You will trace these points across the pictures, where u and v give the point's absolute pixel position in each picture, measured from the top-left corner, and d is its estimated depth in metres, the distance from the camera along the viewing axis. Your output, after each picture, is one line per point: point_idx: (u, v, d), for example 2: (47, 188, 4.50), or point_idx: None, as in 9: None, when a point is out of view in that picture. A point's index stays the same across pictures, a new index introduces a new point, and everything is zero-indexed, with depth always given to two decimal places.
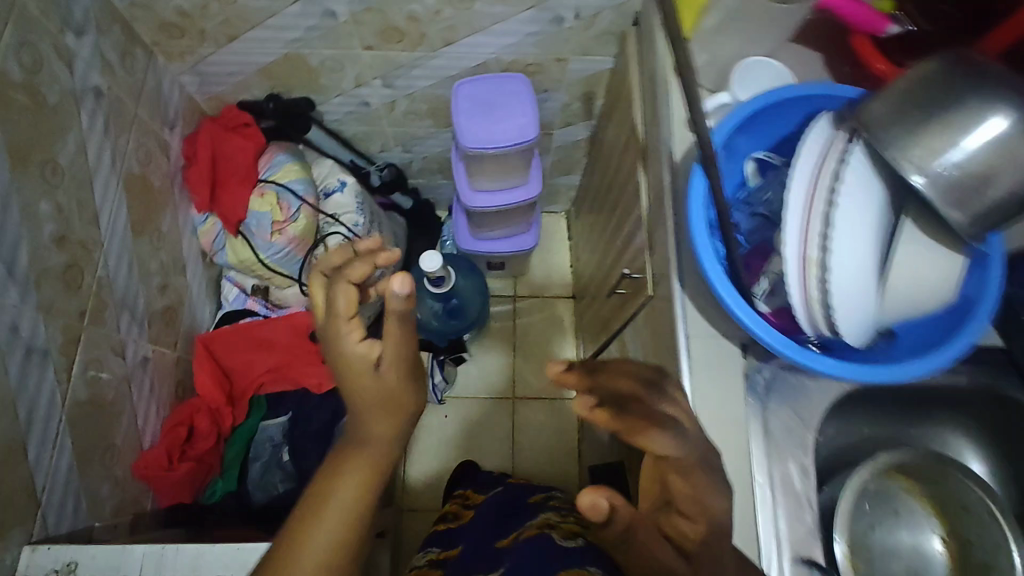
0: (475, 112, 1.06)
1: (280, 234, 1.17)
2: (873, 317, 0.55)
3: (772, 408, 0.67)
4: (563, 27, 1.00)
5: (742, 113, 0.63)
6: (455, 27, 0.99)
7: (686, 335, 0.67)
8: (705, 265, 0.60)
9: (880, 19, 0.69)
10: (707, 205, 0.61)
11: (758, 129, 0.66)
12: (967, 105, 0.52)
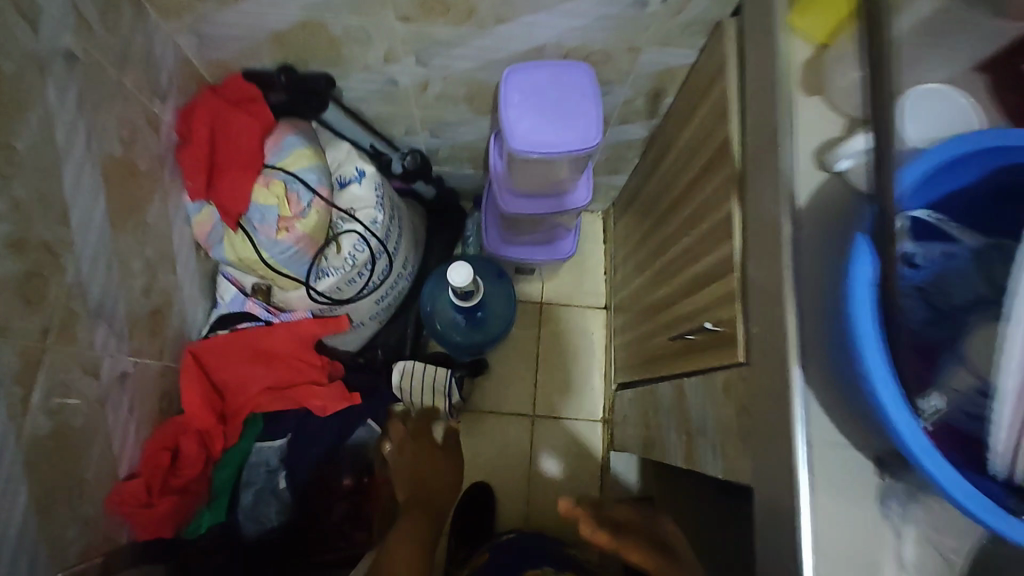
0: (528, 110, 0.89)
1: (287, 231, 1.00)
2: None
3: (907, 539, 0.53)
4: (646, 12, 0.81)
5: (936, 157, 0.49)
6: (514, 2, 0.80)
7: (808, 443, 0.54)
8: (871, 385, 0.45)
9: None
10: (874, 300, 0.46)
11: (928, 188, 0.51)
12: None
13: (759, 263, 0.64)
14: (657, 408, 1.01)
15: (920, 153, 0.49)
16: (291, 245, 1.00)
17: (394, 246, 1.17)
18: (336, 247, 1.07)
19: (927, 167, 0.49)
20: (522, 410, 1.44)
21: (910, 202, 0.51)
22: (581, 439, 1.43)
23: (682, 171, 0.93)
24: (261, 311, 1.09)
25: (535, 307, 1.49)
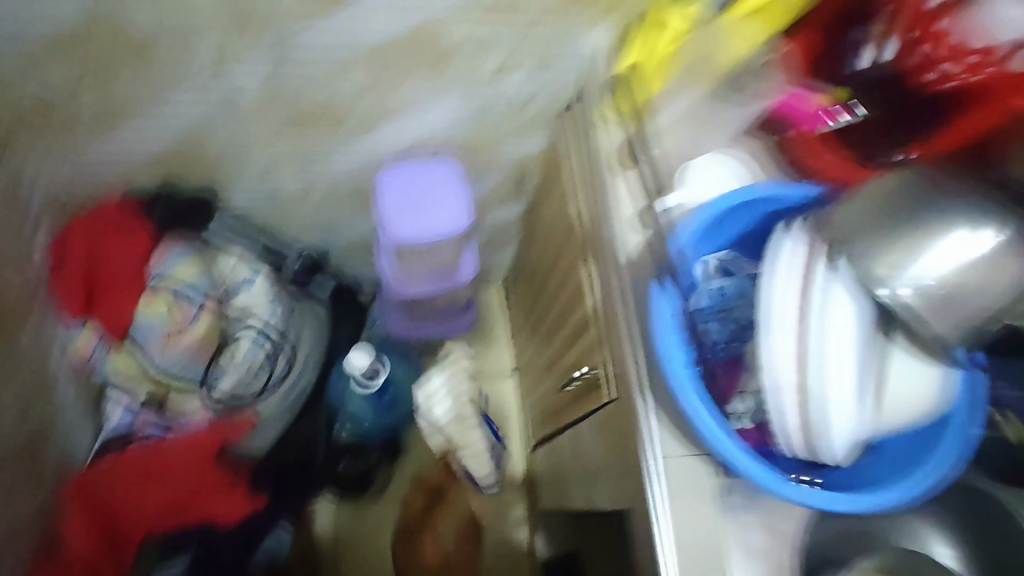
0: (391, 203, 0.95)
1: (175, 344, 1.00)
2: (869, 431, 0.53)
3: (748, 527, 0.64)
4: (492, 113, 0.94)
5: (723, 204, 0.63)
6: (377, 113, 0.91)
7: (662, 456, 0.64)
8: (696, 413, 0.56)
9: (813, 117, 0.68)
10: (681, 319, 0.60)
11: (717, 231, 0.65)
12: (935, 214, 0.49)
13: (608, 315, 0.73)
14: (561, 460, 1.06)
15: (711, 204, 0.63)
16: (180, 357, 1.01)
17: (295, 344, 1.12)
18: (229, 353, 1.03)
19: (689, 240, 0.63)
20: None
21: (705, 244, 0.65)
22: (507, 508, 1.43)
23: (553, 240, 1.04)
24: (154, 428, 1.04)
25: None
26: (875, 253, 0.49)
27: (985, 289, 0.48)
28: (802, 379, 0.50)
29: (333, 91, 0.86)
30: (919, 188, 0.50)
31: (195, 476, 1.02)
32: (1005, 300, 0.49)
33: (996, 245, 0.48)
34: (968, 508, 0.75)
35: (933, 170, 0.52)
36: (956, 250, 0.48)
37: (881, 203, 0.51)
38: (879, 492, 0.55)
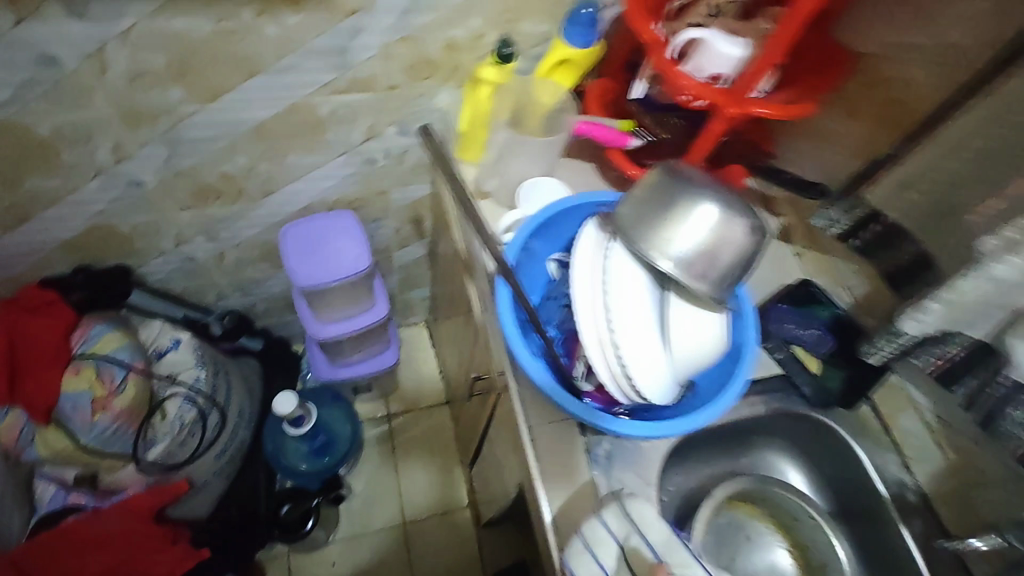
0: (292, 256, 1.08)
1: (104, 411, 1.07)
2: (673, 370, 0.67)
3: (609, 473, 0.76)
4: (377, 166, 1.08)
5: (544, 213, 0.78)
6: (272, 178, 1.03)
7: (529, 425, 0.77)
8: (533, 371, 0.71)
9: (622, 136, 0.84)
10: (517, 307, 0.74)
11: (547, 236, 0.81)
12: (688, 195, 0.64)
13: (485, 320, 0.86)
14: (487, 467, 1.16)
15: (532, 215, 0.78)
16: (110, 423, 1.07)
17: (225, 398, 1.22)
18: (161, 415, 1.13)
19: (523, 236, 0.77)
20: (392, 520, 1.49)
21: (541, 249, 0.81)
22: (456, 531, 1.49)
23: (451, 269, 1.16)
24: (87, 499, 1.09)
25: (384, 421, 1.59)
26: (637, 233, 0.65)
27: (721, 250, 0.63)
28: (601, 335, 0.66)
29: (229, 164, 0.98)
30: (664, 179, 0.65)
31: (132, 536, 1.07)
32: (736, 252, 0.64)
33: (722, 211, 0.63)
34: (808, 440, 0.86)
35: (678, 163, 0.67)
36: (693, 224, 0.63)
37: (638, 195, 0.66)
38: (691, 417, 0.69)
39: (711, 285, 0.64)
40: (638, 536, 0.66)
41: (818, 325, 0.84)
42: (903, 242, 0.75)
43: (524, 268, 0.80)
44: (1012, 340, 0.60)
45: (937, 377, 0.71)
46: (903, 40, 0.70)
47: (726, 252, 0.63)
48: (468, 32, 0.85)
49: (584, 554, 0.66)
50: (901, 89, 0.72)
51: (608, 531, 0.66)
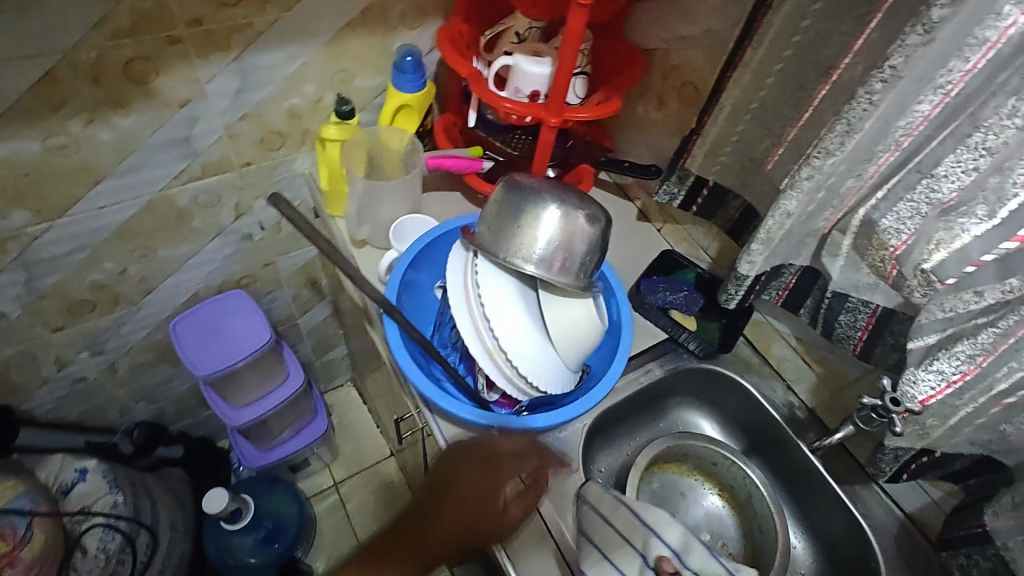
0: (188, 348, 1.07)
1: (12, 566, 0.96)
2: (560, 359, 0.74)
3: None
4: (255, 241, 1.08)
5: (415, 248, 0.83)
6: (148, 277, 1.01)
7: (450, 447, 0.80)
8: (435, 398, 0.74)
9: (474, 160, 0.90)
10: (407, 341, 0.77)
11: (424, 267, 0.86)
12: (533, 200, 0.70)
13: (391, 361, 0.89)
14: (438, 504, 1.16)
15: (404, 252, 0.83)
16: None
17: (151, 517, 1.15)
18: (82, 551, 1.06)
19: (400, 273, 0.81)
20: None
21: (421, 281, 0.86)
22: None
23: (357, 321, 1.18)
24: None
25: (332, 491, 1.55)
26: (497, 244, 0.71)
27: (571, 243, 0.69)
28: (489, 345, 0.72)
29: (97, 274, 0.96)
30: (508, 193, 0.71)
31: None
32: (585, 243, 0.70)
33: (562, 209, 0.70)
34: (707, 384, 0.93)
35: (517, 176, 0.73)
36: (541, 228, 0.69)
37: (490, 213, 0.72)
38: (590, 397, 0.76)
39: (571, 277, 0.70)
40: (651, 535, 0.70)
41: (686, 287, 0.93)
42: (730, 199, 0.86)
43: (409, 301, 0.84)
44: (826, 258, 0.71)
45: (784, 305, 0.82)
46: (680, 33, 0.82)
47: (578, 244, 0.70)
48: (307, 97, 0.90)
49: (594, 527, 0.72)
50: (691, 73, 0.84)
51: (620, 532, 0.70)
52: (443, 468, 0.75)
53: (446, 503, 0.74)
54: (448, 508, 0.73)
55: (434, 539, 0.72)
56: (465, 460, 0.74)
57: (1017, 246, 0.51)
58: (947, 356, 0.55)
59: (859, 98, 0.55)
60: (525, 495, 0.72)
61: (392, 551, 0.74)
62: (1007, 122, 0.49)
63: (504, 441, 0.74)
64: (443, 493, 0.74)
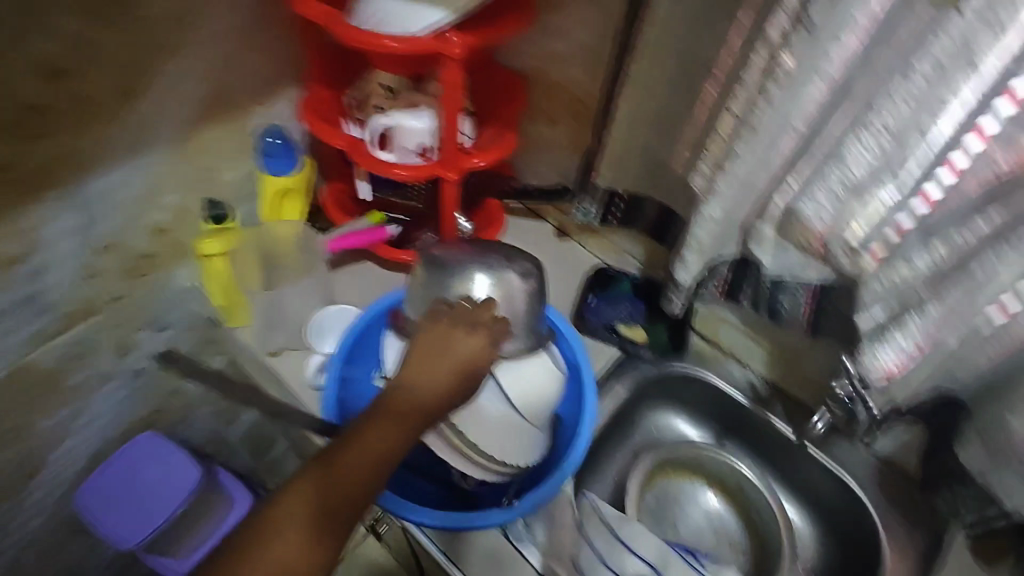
0: (106, 517, 0.91)
1: None
2: (531, 429, 0.70)
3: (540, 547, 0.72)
4: (151, 373, 0.94)
5: (343, 347, 0.76)
6: (30, 454, 0.86)
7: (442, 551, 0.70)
8: (413, 513, 0.66)
9: (376, 231, 0.83)
10: None
11: (359, 364, 0.79)
12: (459, 276, 0.66)
13: None
14: None
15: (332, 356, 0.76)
16: None
17: None
18: None
19: (334, 380, 0.75)
20: None
21: (360, 379, 0.78)
22: None
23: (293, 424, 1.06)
24: None
25: None
26: None
27: (511, 306, 0.66)
28: (454, 441, 0.66)
29: None
30: (428, 271, 0.67)
31: None
32: (524, 303, 0.66)
33: (491, 274, 0.66)
34: (671, 388, 0.93)
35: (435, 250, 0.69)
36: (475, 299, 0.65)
37: (418, 296, 0.68)
38: (573, 457, 0.71)
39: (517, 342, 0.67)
40: (630, 556, 0.71)
41: (626, 299, 0.92)
42: (645, 204, 0.85)
43: (353, 407, 0.77)
44: (753, 248, 0.70)
45: (725, 297, 0.84)
46: (553, 51, 0.79)
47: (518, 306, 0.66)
48: (168, 208, 0.79)
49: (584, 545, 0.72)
50: (575, 88, 0.81)
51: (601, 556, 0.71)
52: (417, 342, 0.59)
53: (423, 372, 0.56)
54: (431, 375, 0.56)
55: (415, 402, 0.55)
56: (447, 328, 0.59)
57: (930, 207, 0.53)
58: (902, 333, 0.59)
59: (761, 104, 0.57)
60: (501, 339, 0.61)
61: (359, 430, 0.53)
62: (901, 104, 0.50)
63: (484, 309, 0.62)
64: (422, 361, 0.57)
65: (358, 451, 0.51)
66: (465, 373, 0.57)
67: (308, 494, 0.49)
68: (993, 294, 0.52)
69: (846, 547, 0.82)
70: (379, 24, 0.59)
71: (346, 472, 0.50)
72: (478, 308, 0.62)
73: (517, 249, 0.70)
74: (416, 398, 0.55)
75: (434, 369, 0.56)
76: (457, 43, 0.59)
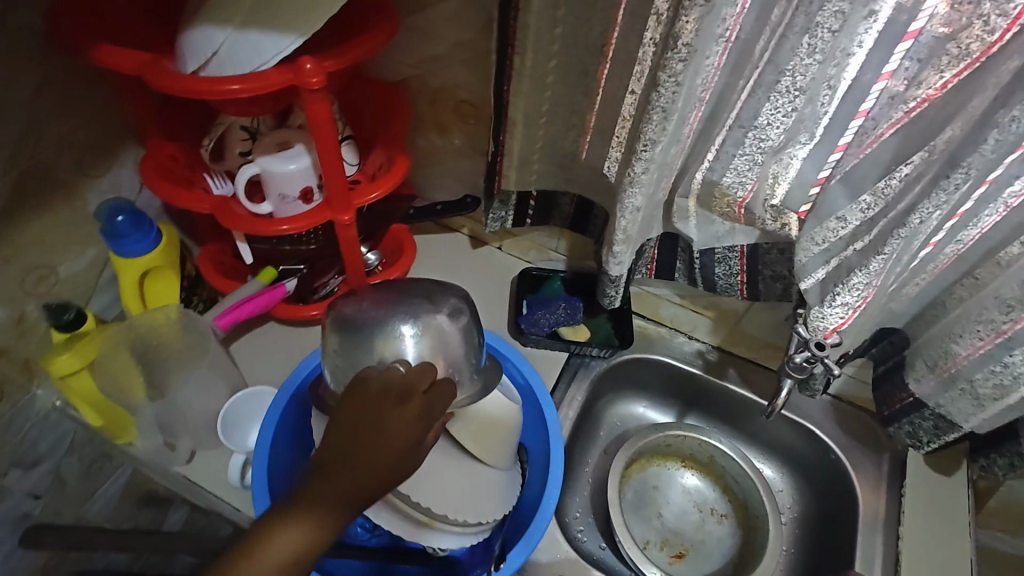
0: None
1: None
2: (493, 472, 0.67)
3: None
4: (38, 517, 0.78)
5: (265, 438, 0.66)
6: None
7: None
8: None
9: (272, 291, 0.72)
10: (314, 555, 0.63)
11: (287, 450, 0.70)
12: (382, 333, 0.58)
13: None
14: None
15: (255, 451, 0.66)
16: None
17: None
18: None
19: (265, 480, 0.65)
20: None
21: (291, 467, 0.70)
22: None
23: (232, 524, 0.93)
24: None
25: None
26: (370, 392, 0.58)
27: (447, 352, 0.59)
28: (421, 517, 0.61)
29: None
30: (342, 336, 0.58)
31: None
32: (460, 341, 0.60)
33: (416, 323, 0.58)
34: (623, 377, 0.90)
35: (342, 306, 0.60)
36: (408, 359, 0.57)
37: (338, 365, 0.59)
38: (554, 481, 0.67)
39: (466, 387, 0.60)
40: None
41: (561, 299, 0.86)
42: (560, 198, 0.80)
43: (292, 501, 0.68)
44: (679, 223, 0.68)
45: (658, 276, 0.80)
46: (428, 54, 0.71)
47: (453, 350, 0.59)
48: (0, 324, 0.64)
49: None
50: (461, 90, 0.74)
51: None
52: (359, 392, 0.51)
53: (361, 427, 0.49)
54: (383, 434, 0.48)
55: (376, 460, 0.47)
56: (382, 393, 0.51)
57: (843, 155, 0.53)
58: (845, 288, 0.57)
59: (664, 84, 0.49)
60: (440, 399, 0.53)
61: (320, 484, 0.46)
62: (808, 60, 0.47)
63: (421, 376, 0.53)
64: (368, 416, 0.49)
65: (324, 501, 0.45)
66: (413, 429, 0.50)
67: (285, 546, 0.43)
68: (925, 234, 0.52)
69: (820, 491, 0.84)
70: (210, 62, 0.49)
71: (315, 530, 0.44)
72: (413, 377, 0.53)
73: (440, 285, 0.64)
74: (375, 455, 0.47)
75: (386, 428, 0.48)
76: (313, 70, 0.49)
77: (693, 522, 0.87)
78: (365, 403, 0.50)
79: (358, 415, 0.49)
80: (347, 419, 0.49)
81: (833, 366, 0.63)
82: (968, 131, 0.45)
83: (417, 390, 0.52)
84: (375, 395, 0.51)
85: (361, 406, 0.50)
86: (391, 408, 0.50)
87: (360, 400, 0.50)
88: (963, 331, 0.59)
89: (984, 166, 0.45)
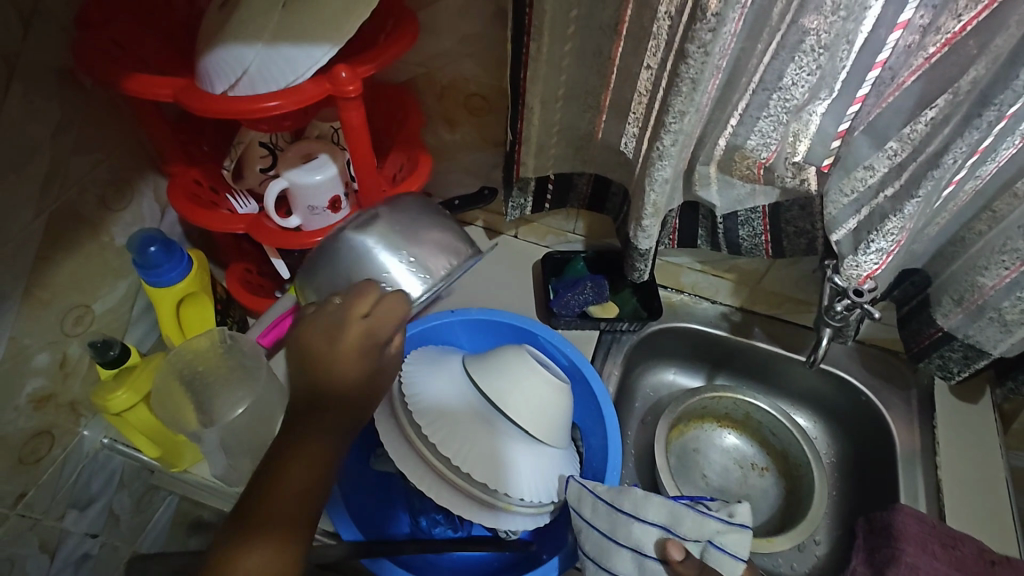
0: None
1: None
2: (557, 451, 0.69)
3: (592, 500, 0.65)
4: (97, 555, 0.78)
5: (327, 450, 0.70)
6: None
7: None
8: None
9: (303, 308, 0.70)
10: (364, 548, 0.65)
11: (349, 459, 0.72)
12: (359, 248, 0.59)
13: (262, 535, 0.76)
14: None
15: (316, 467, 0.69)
16: None
17: None
18: None
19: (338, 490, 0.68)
20: None
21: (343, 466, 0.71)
22: None
23: None
24: None
25: None
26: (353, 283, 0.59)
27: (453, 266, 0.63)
28: (501, 503, 0.63)
29: None
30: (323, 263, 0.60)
31: None
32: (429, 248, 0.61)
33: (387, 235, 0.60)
34: (653, 347, 0.92)
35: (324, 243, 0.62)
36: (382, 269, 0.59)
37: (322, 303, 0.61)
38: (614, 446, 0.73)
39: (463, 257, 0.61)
40: (638, 524, 0.64)
41: (585, 279, 0.86)
42: (576, 180, 0.81)
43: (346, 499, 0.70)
44: (701, 191, 0.69)
45: (680, 245, 0.82)
46: (435, 52, 0.71)
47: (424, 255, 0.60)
48: (46, 369, 0.64)
49: (583, 531, 0.65)
50: (471, 84, 0.74)
51: (610, 535, 0.64)
52: (304, 343, 0.52)
53: (314, 375, 0.50)
54: (333, 372, 0.50)
55: (333, 388, 0.49)
56: (322, 333, 0.51)
57: (862, 107, 0.55)
58: (879, 235, 0.61)
59: (693, 55, 0.50)
60: (379, 312, 0.53)
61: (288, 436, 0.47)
62: (832, 17, 0.48)
63: (360, 298, 0.53)
64: (317, 363, 0.50)
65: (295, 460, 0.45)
66: (362, 355, 0.51)
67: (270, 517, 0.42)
68: (952, 172, 0.54)
69: (853, 434, 0.88)
70: (241, 80, 0.49)
71: (299, 475, 0.44)
72: (350, 303, 0.53)
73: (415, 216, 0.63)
74: (331, 384, 0.49)
75: (334, 363, 0.50)
76: (348, 78, 0.50)
77: (738, 478, 0.90)
78: (310, 346, 0.51)
79: (311, 360, 0.51)
80: (302, 372, 0.51)
81: (872, 309, 0.66)
82: (996, 70, 0.47)
83: (357, 310, 0.52)
84: (320, 330, 0.52)
85: (310, 354, 0.51)
86: (336, 335, 0.51)
87: (307, 343, 0.51)
88: (988, 263, 0.61)
89: (1014, 101, 0.47)
